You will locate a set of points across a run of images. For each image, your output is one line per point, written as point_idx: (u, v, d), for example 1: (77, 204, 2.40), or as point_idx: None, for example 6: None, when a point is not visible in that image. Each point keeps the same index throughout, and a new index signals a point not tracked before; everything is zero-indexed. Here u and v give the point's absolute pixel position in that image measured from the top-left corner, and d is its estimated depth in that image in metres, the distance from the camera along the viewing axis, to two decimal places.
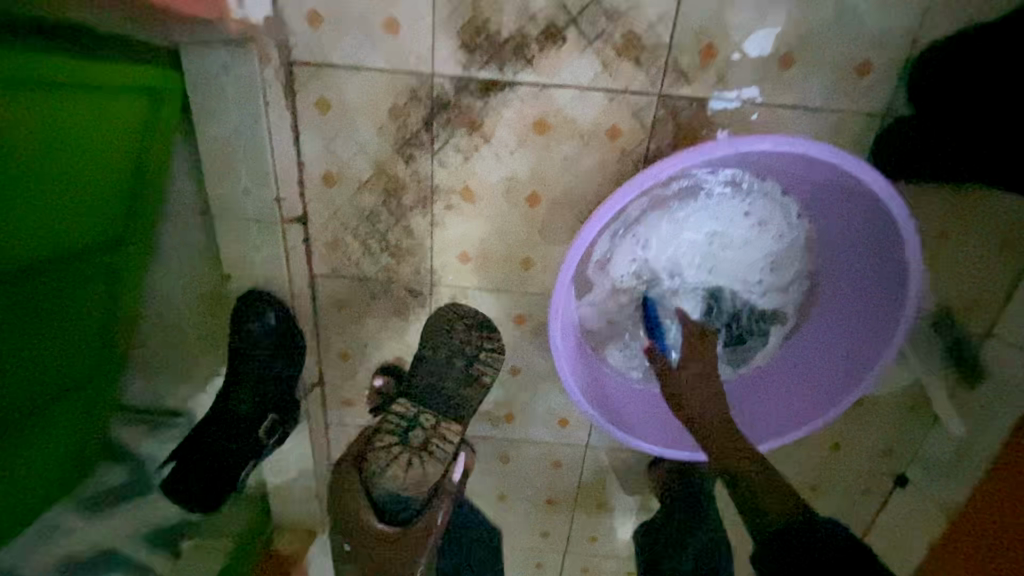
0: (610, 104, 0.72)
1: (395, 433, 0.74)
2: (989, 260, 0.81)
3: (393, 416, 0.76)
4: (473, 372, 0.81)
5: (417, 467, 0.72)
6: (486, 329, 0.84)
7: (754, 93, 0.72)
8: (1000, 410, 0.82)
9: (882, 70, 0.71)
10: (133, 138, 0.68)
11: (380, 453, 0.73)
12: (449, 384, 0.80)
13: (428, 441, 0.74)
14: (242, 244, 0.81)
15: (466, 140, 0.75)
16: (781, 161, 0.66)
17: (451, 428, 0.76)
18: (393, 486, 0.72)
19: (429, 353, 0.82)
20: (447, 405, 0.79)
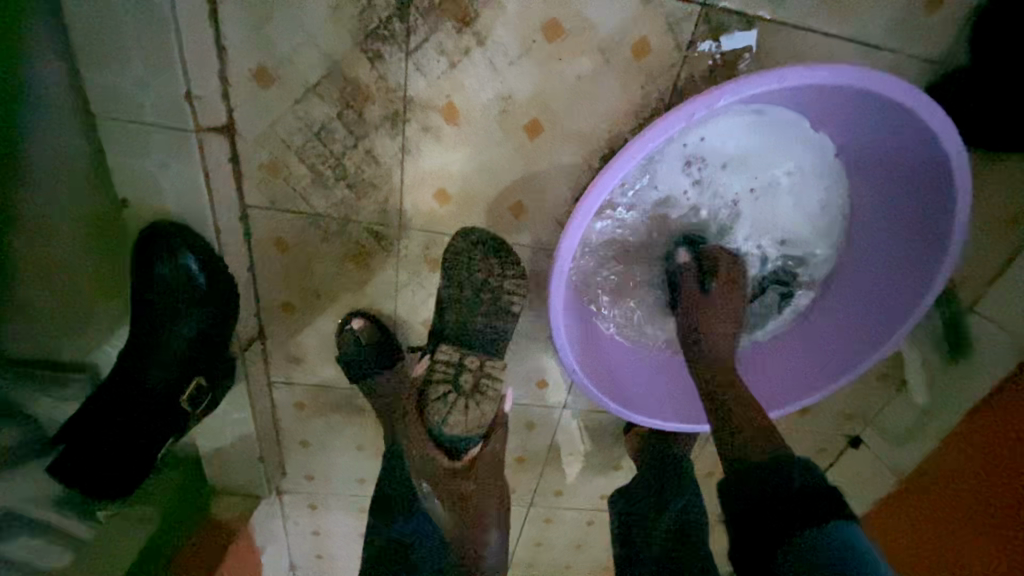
0: (642, 11, 0.57)
1: (446, 379, 0.68)
2: (1001, 238, 0.76)
3: (441, 364, 0.69)
4: (503, 302, 0.72)
5: (475, 408, 0.68)
6: (501, 252, 0.71)
7: (809, 17, 0.59)
8: (969, 385, 0.79)
9: (952, 3, 0.60)
10: None
11: (437, 403, 0.67)
12: (483, 318, 0.72)
13: (477, 382, 0.68)
14: (142, 159, 0.60)
15: (453, 39, 0.57)
16: (847, 101, 0.56)
17: (497, 365, 0.70)
18: (458, 430, 0.68)
19: (452, 289, 0.72)
20: (486, 342, 0.72)
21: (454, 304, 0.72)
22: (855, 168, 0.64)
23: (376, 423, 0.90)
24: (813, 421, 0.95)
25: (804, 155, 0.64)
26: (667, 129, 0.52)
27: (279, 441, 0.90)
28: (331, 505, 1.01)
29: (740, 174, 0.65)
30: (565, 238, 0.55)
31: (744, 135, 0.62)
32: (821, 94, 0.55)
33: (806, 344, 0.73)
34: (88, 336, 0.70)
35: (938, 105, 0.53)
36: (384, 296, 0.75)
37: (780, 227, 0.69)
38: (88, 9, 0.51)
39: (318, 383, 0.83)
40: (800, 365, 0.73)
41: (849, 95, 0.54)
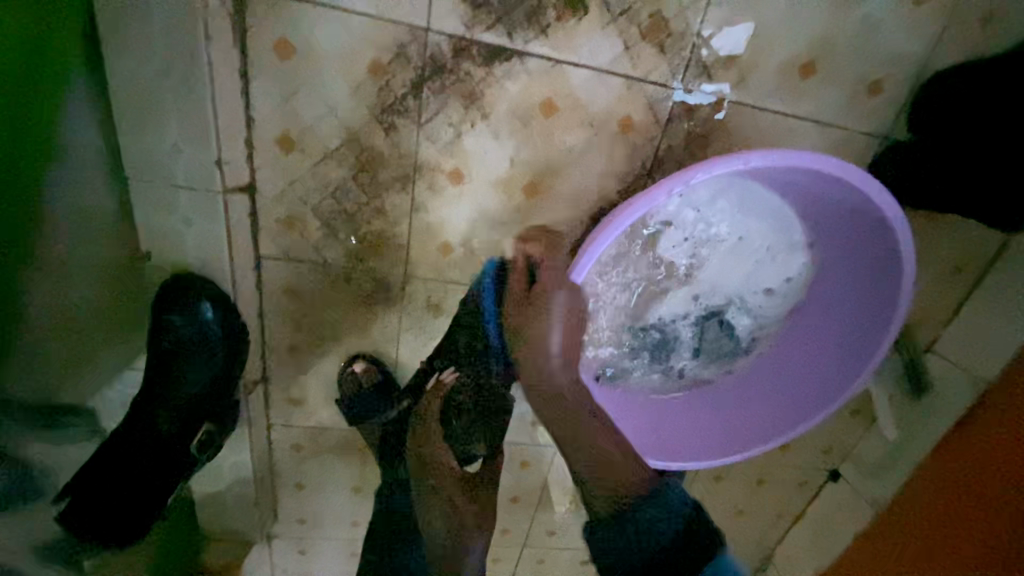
0: (627, 92, 0.65)
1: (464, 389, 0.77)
2: (950, 287, 0.84)
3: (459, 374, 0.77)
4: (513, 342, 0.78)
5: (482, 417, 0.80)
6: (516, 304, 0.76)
7: (770, 101, 0.68)
8: (933, 420, 0.85)
9: (891, 90, 0.70)
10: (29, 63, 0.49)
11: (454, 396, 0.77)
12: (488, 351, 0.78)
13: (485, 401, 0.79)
14: (169, 216, 0.64)
15: (460, 113, 0.64)
16: (814, 185, 0.65)
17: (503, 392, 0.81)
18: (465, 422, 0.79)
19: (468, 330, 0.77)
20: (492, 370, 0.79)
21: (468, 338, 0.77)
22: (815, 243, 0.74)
23: (372, 465, 0.91)
24: (794, 454, 0.99)
25: (772, 227, 0.72)
26: (649, 203, 0.59)
27: (275, 484, 0.90)
28: (323, 550, 0.99)
29: (716, 241, 0.73)
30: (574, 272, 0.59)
31: (722, 205, 0.70)
32: (791, 176, 0.64)
33: (763, 401, 0.79)
34: (91, 382, 0.71)
35: (891, 195, 0.62)
36: (387, 340, 0.79)
37: (752, 289, 0.76)
38: (136, 87, 0.57)
39: (318, 424, 0.85)
40: (771, 410, 0.78)
41: (818, 179, 0.63)
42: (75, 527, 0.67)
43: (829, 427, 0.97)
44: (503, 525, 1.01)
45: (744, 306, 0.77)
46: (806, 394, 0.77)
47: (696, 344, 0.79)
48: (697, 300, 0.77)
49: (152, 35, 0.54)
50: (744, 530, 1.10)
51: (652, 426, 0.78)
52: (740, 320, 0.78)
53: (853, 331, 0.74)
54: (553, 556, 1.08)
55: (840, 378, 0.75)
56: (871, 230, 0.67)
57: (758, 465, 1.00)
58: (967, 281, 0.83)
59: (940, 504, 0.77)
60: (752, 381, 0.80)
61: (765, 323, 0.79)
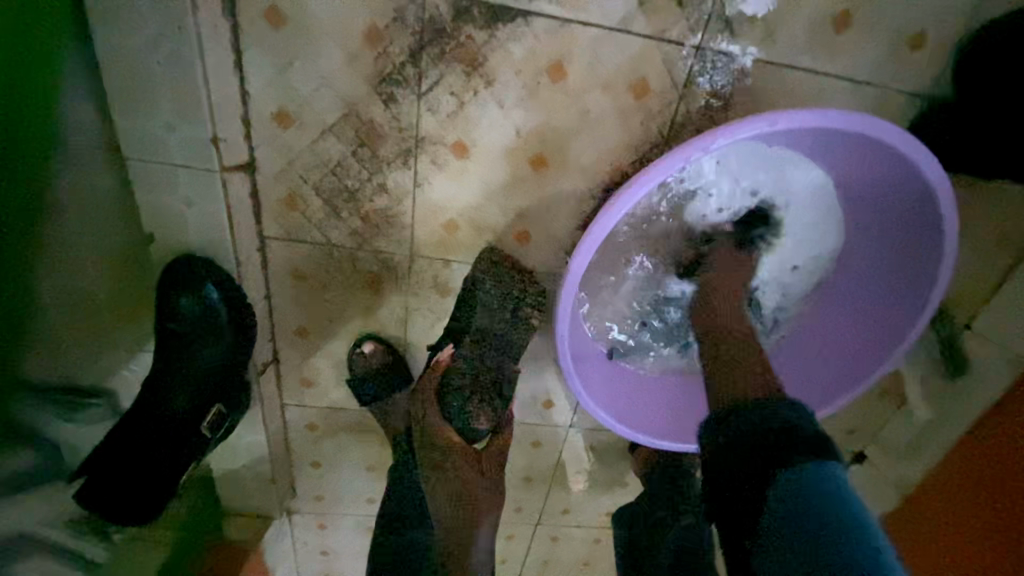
0: (641, 53, 0.60)
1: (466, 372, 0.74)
2: (995, 260, 0.77)
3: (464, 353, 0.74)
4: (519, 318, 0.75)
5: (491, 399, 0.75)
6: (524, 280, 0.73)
7: (799, 58, 0.62)
8: (969, 401, 0.81)
9: (938, 41, 0.63)
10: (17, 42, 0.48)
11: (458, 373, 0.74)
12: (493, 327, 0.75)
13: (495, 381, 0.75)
14: (170, 197, 0.63)
15: (462, 81, 0.60)
16: (851, 151, 0.60)
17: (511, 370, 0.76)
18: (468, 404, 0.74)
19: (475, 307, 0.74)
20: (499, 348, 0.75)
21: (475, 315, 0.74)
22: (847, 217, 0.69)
23: (384, 444, 0.91)
24: (817, 435, 0.96)
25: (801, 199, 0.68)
26: (665, 171, 0.55)
27: (291, 463, 0.91)
28: (340, 525, 1.02)
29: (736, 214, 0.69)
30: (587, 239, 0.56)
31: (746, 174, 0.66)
32: (826, 141, 0.59)
33: (780, 383, 0.76)
34: (107, 363, 0.72)
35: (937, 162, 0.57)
36: (394, 321, 0.78)
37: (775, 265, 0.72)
38: (127, 63, 0.55)
39: (330, 405, 0.85)
40: (793, 389, 0.75)
41: (858, 144, 0.58)
42: (98, 507, 0.69)
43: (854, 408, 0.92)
44: (516, 504, 1.01)
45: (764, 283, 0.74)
46: (832, 372, 0.73)
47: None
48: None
49: (139, 6, 0.52)
50: None
51: (661, 405, 0.76)
52: (760, 297, 0.74)
53: (884, 306, 0.70)
54: (567, 533, 1.08)
55: (869, 355, 0.71)
56: (909, 196, 0.62)
57: None
58: (1016, 252, 0.76)
59: (971, 509, 0.77)
60: (769, 361, 0.77)
61: (786, 302, 0.75)
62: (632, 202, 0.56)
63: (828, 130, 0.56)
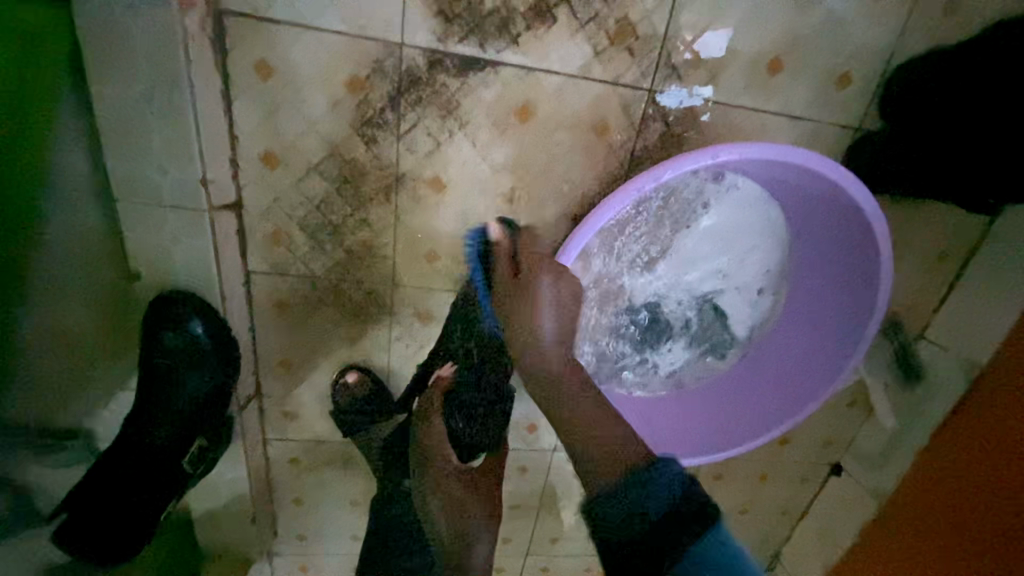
0: (600, 95, 0.67)
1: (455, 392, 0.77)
2: (937, 272, 0.84)
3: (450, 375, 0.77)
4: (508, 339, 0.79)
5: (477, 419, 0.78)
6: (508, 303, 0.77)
7: (741, 99, 0.70)
8: (929, 406, 0.85)
9: (860, 82, 0.72)
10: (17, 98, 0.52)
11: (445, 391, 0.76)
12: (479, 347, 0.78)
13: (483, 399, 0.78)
14: (157, 235, 0.66)
15: (438, 123, 0.66)
16: (797, 181, 0.66)
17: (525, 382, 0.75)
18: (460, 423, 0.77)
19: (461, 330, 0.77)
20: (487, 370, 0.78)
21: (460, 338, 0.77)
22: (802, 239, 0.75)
23: (368, 476, 0.91)
24: (794, 449, 0.98)
25: (758, 221, 0.74)
26: (625, 201, 0.60)
27: (273, 500, 0.90)
28: (324, 565, 0.99)
29: (702, 234, 0.74)
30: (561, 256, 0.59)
31: (708, 198, 0.71)
32: (775, 171, 0.65)
33: (749, 394, 0.80)
34: (85, 403, 0.72)
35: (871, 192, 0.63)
36: (378, 350, 0.79)
37: (739, 282, 0.77)
38: (120, 113, 0.59)
39: (314, 438, 0.85)
40: (763, 400, 0.79)
41: (802, 175, 0.64)
42: (74, 544, 0.67)
43: (827, 420, 0.96)
44: (504, 533, 1.00)
45: (731, 299, 0.78)
46: (796, 382, 0.78)
47: (682, 335, 0.80)
48: (684, 292, 0.78)
49: (135, 60, 0.56)
50: (749, 529, 1.08)
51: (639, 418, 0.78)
52: (727, 313, 0.79)
53: (838, 318, 0.75)
54: (558, 562, 1.07)
55: (828, 365, 0.76)
56: (846, 218, 0.68)
57: (758, 461, 0.99)
58: (954, 265, 0.83)
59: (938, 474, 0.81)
60: (739, 373, 0.81)
61: (752, 319, 0.79)
62: (600, 225, 0.61)
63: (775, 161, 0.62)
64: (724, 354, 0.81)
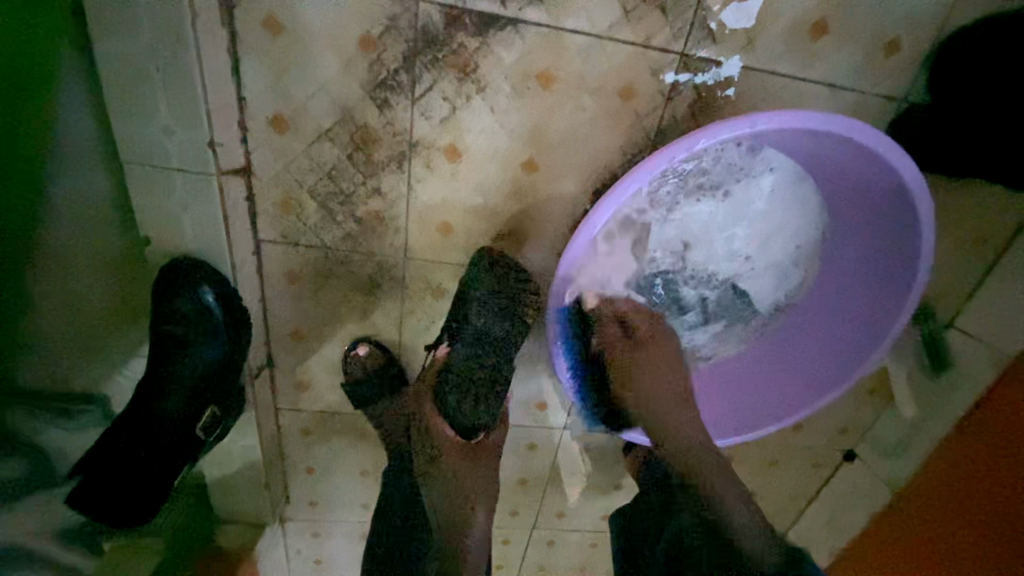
0: (628, 59, 0.63)
1: (462, 371, 0.74)
2: (974, 258, 0.80)
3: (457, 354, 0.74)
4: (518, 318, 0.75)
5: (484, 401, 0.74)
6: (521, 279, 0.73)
7: (778, 65, 0.65)
8: (955, 397, 0.82)
9: (910, 48, 0.66)
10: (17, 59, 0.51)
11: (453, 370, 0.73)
12: (485, 324, 0.74)
13: (489, 379, 0.74)
14: (164, 200, 0.64)
15: (455, 86, 0.62)
16: (845, 157, 0.62)
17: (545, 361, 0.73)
18: (466, 406, 0.74)
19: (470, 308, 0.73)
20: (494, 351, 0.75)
21: (468, 316, 0.74)
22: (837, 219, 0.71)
23: (378, 448, 0.91)
24: (809, 434, 0.97)
25: (792, 198, 0.70)
26: (654, 170, 0.57)
27: (284, 468, 0.91)
28: (334, 531, 1.01)
29: (732, 208, 0.70)
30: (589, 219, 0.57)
31: (743, 169, 0.67)
32: (821, 144, 0.61)
33: (771, 376, 0.77)
34: (98, 369, 0.72)
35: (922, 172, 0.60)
36: (388, 323, 0.78)
37: (765, 263, 0.74)
38: (122, 68, 0.56)
39: (325, 409, 0.85)
40: (786, 382, 0.76)
41: (851, 150, 0.60)
42: (91, 507, 0.68)
43: (845, 407, 0.94)
44: (511, 507, 1.01)
45: (752, 280, 0.75)
46: (823, 365, 0.75)
47: (699, 313, 0.78)
48: (706, 269, 0.75)
49: (137, 11, 0.52)
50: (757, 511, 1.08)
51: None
52: (747, 293, 0.76)
53: (871, 300, 0.71)
54: (563, 536, 1.08)
55: (857, 349, 0.72)
56: (887, 193, 0.63)
57: (771, 445, 0.98)
58: (993, 251, 0.79)
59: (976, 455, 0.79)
60: (761, 354, 0.78)
61: (773, 301, 0.77)
62: (629, 194, 0.58)
63: (823, 133, 0.58)
64: (741, 335, 0.79)
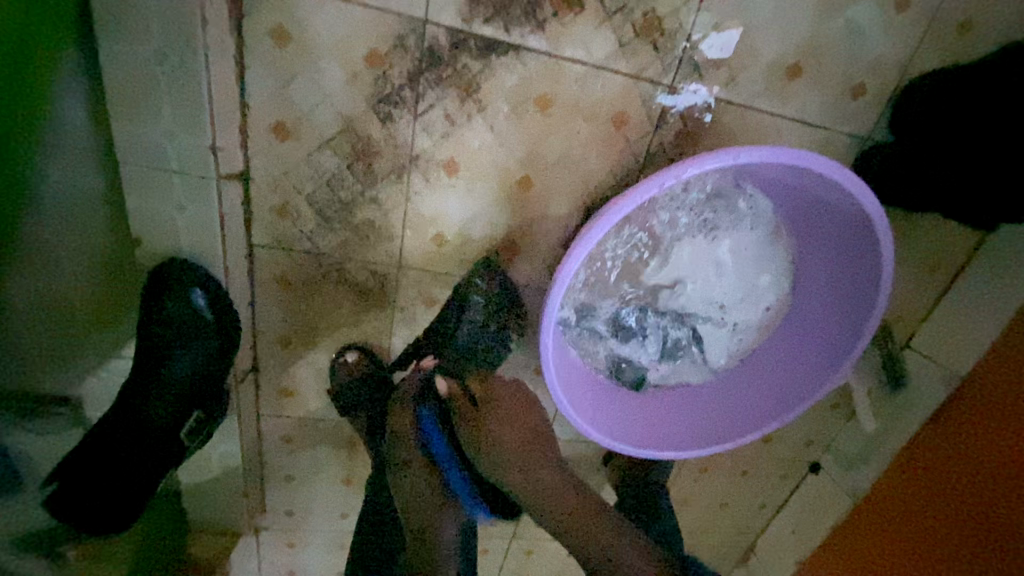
0: (621, 89, 0.67)
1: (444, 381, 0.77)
2: (927, 285, 0.87)
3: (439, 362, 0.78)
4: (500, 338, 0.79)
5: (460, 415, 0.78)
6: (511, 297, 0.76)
7: (758, 102, 0.70)
8: (910, 413, 0.89)
9: (873, 93, 0.73)
10: (23, 54, 0.50)
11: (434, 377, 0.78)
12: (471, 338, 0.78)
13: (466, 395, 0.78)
14: (159, 202, 0.63)
15: (456, 104, 0.65)
16: (830, 207, 0.69)
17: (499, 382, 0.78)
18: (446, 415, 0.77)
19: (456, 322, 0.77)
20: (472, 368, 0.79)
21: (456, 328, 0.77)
22: (801, 276, 0.78)
23: (361, 456, 0.91)
24: (777, 447, 1.02)
25: (767, 250, 0.77)
26: (646, 194, 0.60)
27: (263, 476, 0.89)
28: (311, 541, 0.99)
29: (708, 252, 0.75)
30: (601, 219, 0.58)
31: (731, 213, 0.73)
32: (811, 194, 0.68)
33: (743, 391, 0.82)
34: (77, 369, 0.70)
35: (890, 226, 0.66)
36: (379, 330, 0.79)
37: (732, 308, 0.80)
38: (126, 70, 0.56)
39: (309, 415, 0.84)
40: (757, 398, 0.81)
41: (838, 201, 0.67)
42: (58, 509, 0.66)
43: (811, 420, 0.99)
44: (491, 516, 1.02)
45: (714, 322, 0.80)
46: (794, 383, 0.79)
47: (664, 344, 0.81)
48: (679, 304, 0.79)
49: (146, 15, 0.53)
50: (728, 521, 1.12)
51: (630, 410, 0.80)
52: (707, 338, 0.81)
53: (835, 322, 0.76)
54: (541, 546, 1.09)
55: (824, 369, 0.77)
56: (853, 224, 0.69)
57: (742, 457, 1.02)
58: (943, 279, 0.86)
59: (914, 471, 0.82)
60: (734, 372, 0.83)
61: (727, 351, 0.82)
62: (642, 199, 0.60)
63: (819, 178, 0.64)
64: (689, 377, 0.83)
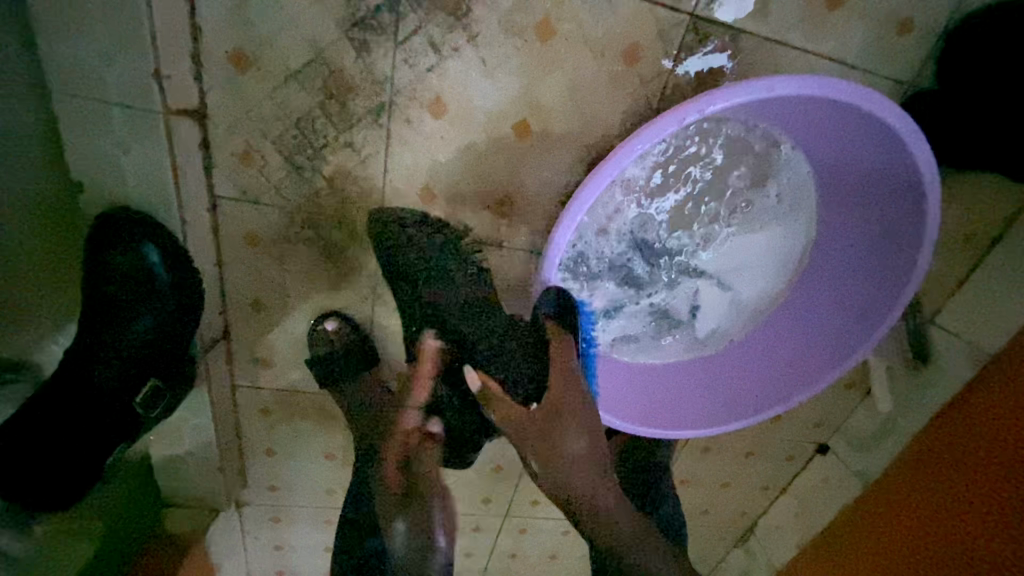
0: (634, 16, 0.58)
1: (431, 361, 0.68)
2: (958, 255, 0.79)
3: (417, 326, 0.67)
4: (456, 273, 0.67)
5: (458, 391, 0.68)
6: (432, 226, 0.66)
7: (789, 37, 0.61)
8: (931, 393, 0.82)
9: (920, 31, 0.64)
10: None
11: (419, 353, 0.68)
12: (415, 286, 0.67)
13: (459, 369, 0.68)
14: (102, 140, 0.55)
15: (443, 30, 0.56)
16: (880, 179, 0.63)
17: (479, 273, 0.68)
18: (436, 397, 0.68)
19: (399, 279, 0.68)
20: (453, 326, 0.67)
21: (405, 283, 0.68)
22: (820, 261, 0.72)
23: (345, 430, 0.85)
24: (787, 425, 0.96)
25: (794, 225, 0.71)
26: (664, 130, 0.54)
27: (241, 449, 0.84)
28: (296, 516, 0.95)
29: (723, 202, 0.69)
30: (613, 157, 0.53)
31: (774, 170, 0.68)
32: (861, 162, 0.63)
33: (754, 368, 0.76)
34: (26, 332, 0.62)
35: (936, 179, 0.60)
36: (361, 296, 0.72)
37: (745, 275, 0.74)
38: None
39: (287, 386, 0.78)
40: (770, 376, 0.75)
41: (889, 171, 0.61)
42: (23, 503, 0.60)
43: (825, 398, 0.93)
44: (483, 494, 0.97)
45: (722, 288, 0.75)
46: (813, 361, 0.73)
47: (665, 312, 0.75)
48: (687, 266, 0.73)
49: None
50: (730, 501, 1.08)
51: (634, 387, 0.74)
52: (711, 304, 0.75)
53: (862, 293, 0.70)
54: (536, 524, 1.05)
55: (846, 344, 0.71)
56: (895, 180, 0.62)
57: (750, 435, 0.97)
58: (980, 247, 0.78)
59: None
60: (747, 348, 0.76)
61: (722, 321, 0.76)
62: (662, 135, 0.54)
63: (879, 136, 0.58)
64: (673, 349, 0.77)
